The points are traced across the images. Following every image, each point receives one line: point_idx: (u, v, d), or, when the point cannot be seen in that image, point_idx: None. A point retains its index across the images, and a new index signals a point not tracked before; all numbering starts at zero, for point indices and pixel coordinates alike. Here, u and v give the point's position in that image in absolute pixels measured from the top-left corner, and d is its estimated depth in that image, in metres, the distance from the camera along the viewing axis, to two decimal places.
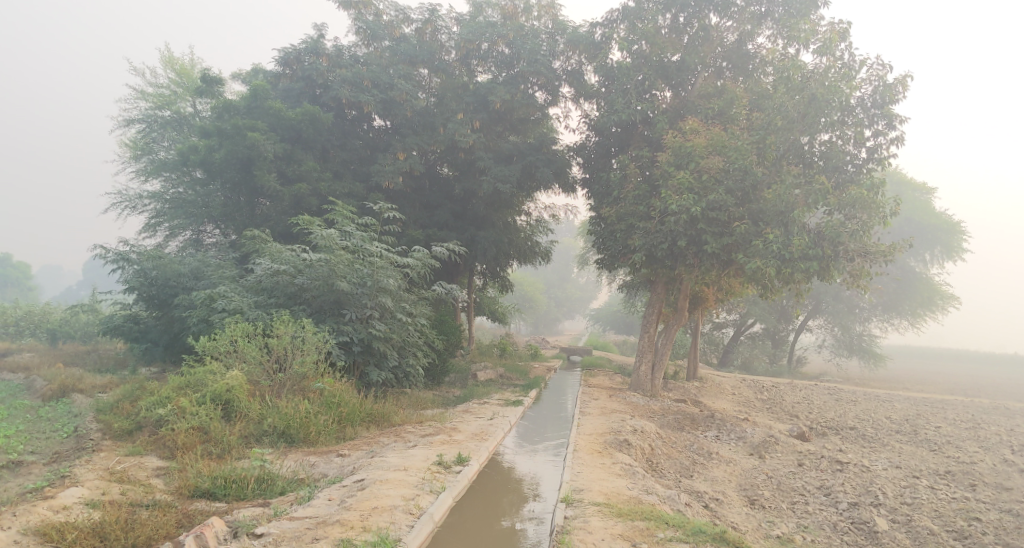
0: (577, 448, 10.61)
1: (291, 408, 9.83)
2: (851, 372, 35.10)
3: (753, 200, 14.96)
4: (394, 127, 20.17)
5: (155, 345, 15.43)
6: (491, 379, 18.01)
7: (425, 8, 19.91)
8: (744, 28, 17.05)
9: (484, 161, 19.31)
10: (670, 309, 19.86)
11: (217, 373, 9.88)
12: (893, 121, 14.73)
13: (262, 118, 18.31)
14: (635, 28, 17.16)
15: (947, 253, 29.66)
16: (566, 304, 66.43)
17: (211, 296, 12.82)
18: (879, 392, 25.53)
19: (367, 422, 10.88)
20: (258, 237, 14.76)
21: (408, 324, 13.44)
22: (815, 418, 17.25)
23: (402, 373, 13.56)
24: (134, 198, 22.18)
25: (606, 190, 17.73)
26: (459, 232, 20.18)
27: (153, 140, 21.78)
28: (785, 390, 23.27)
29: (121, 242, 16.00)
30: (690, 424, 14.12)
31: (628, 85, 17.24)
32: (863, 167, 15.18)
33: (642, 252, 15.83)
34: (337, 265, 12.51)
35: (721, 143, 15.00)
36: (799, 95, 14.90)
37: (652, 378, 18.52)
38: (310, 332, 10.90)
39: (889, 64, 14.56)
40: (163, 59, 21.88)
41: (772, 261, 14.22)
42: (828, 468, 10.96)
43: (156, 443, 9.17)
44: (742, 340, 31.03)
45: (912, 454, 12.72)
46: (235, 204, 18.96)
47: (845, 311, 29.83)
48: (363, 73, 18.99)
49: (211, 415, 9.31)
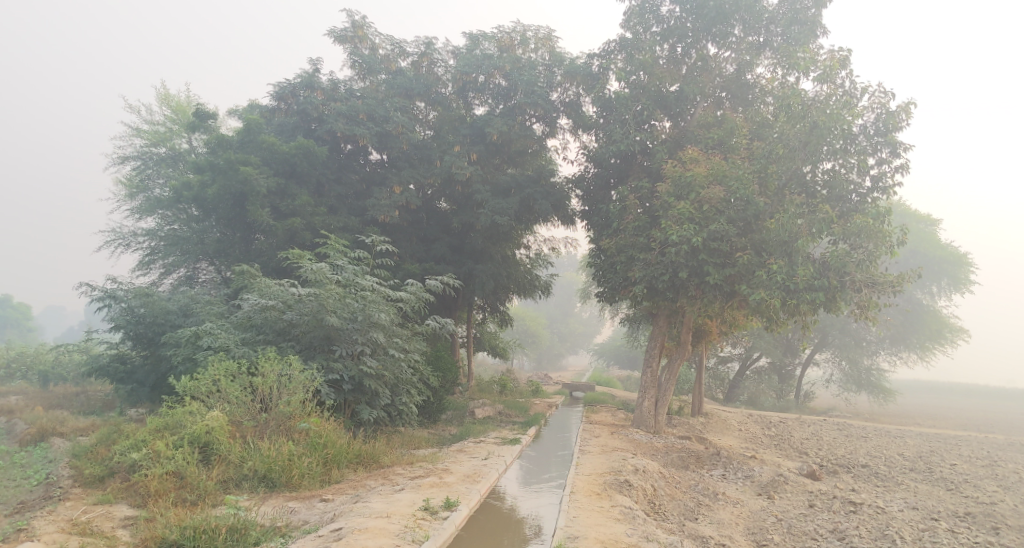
0: (575, 490, 10.05)
1: (273, 450, 9.34)
2: (861, 407, 34.30)
3: (756, 230, 14.63)
4: (390, 161, 19.97)
5: (141, 386, 14.97)
6: (489, 417, 17.44)
7: (421, 41, 19.99)
8: (743, 58, 16.90)
9: (481, 195, 19.01)
10: (673, 342, 19.32)
11: (196, 414, 9.42)
12: (897, 148, 14.42)
13: (256, 152, 18.11)
14: (633, 59, 17.01)
15: (954, 285, 29.17)
16: (571, 339, 65.99)
17: (197, 333, 12.40)
18: (890, 428, 24.80)
19: (355, 464, 10.34)
20: (248, 272, 14.37)
21: (401, 360, 12.93)
22: (825, 455, 16.57)
23: (395, 411, 13.04)
24: (128, 236, 21.91)
25: (605, 221, 17.42)
26: (456, 266, 19.81)
27: (148, 178, 21.56)
28: (793, 425, 22.60)
29: (108, 279, 15.63)
30: (695, 463, 13.51)
31: (626, 116, 17.03)
32: (868, 196, 14.81)
33: (643, 284, 15.37)
34: (327, 300, 12.11)
35: (721, 172, 14.68)
36: (800, 123, 14.62)
37: (655, 415, 17.92)
38: (297, 369, 10.45)
39: (892, 91, 14.31)
40: (158, 96, 21.87)
41: (777, 292, 13.79)
42: (841, 509, 10.36)
43: (128, 490, 8.66)
44: (748, 374, 30.41)
45: (929, 494, 12.12)
46: (230, 240, 18.67)
47: (853, 344, 29.21)
48: (359, 106, 18.86)
49: (188, 459, 8.83)
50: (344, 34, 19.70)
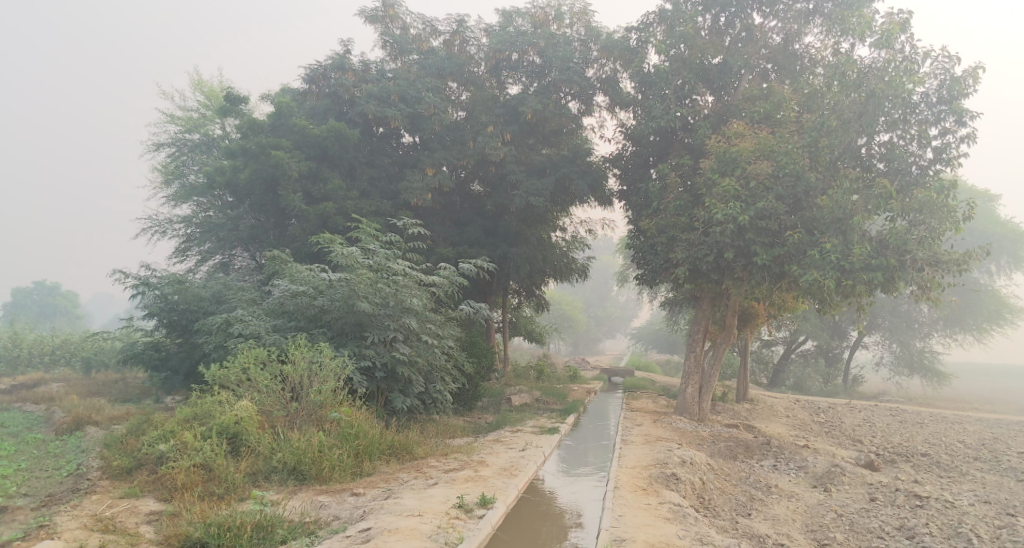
0: (619, 484, 9.50)
1: (303, 442, 9.01)
2: (912, 391, 32.98)
3: (806, 208, 13.83)
4: (422, 143, 19.54)
5: (176, 374, 15.05)
6: (525, 404, 16.94)
7: (453, 19, 19.43)
8: (790, 27, 15.91)
9: (515, 175, 18.42)
10: (717, 326, 18.54)
11: (226, 403, 9.15)
12: (964, 117, 13.33)
13: (288, 136, 17.87)
14: (673, 32, 16.20)
15: (1014, 263, 27.75)
16: (607, 323, 65.29)
17: (228, 320, 12.14)
18: (947, 413, 23.66)
19: (387, 456, 9.97)
20: (279, 258, 14.08)
21: (435, 347, 12.53)
22: (881, 443, 15.72)
23: (430, 399, 12.66)
24: (165, 222, 21.91)
25: (645, 201, 16.69)
26: (491, 249, 19.25)
27: (184, 164, 21.49)
28: (843, 411, 21.65)
29: (142, 266, 15.52)
30: (743, 453, 12.86)
31: (666, 91, 16.21)
32: (930, 169, 13.74)
33: (686, 266, 14.61)
34: (358, 285, 11.75)
35: (768, 146, 13.91)
36: (855, 93, 13.70)
37: (699, 401, 17.21)
38: (328, 357, 10.11)
39: (957, 55, 13.24)
40: (191, 82, 21.80)
41: (831, 272, 12.92)
42: (905, 504, 9.62)
43: (156, 482, 8.41)
44: (793, 358, 29.47)
45: (1000, 486, 11.25)
46: (263, 225, 18.46)
47: (904, 326, 27.99)
48: (390, 87, 18.43)
49: (216, 451, 8.54)
50: (375, 13, 19.22)
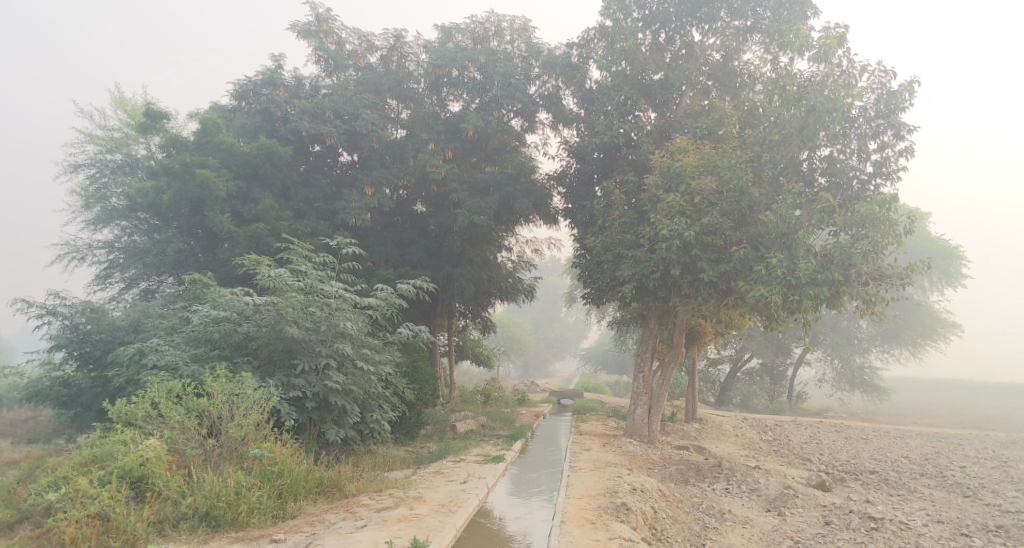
0: (566, 518, 8.89)
1: (217, 484, 8.12)
2: (854, 406, 33.41)
3: (750, 223, 13.61)
4: (361, 161, 18.80)
5: (87, 411, 13.70)
6: (471, 430, 16.21)
7: (390, 34, 18.84)
8: (730, 45, 15.85)
9: (458, 194, 17.90)
10: (664, 344, 18.18)
11: (131, 442, 8.20)
12: (901, 130, 13.45)
13: (214, 154, 16.87)
14: (614, 48, 15.99)
15: (946, 279, 28.55)
16: (556, 344, 64.92)
17: (142, 350, 11.08)
18: (889, 428, 23.84)
19: (315, 495, 9.14)
20: (202, 282, 13.06)
21: (372, 373, 11.70)
22: (830, 461, 15.53)
23: (366, 430, 11.82)
24: (84, 248, 20.50)
25: (590, 218, 16.32)
26: (434, 270, 18.61)
27: (105, 187, 20.20)
28: (790, 429, 21.55)
29: (52, 294, 14.29)
30: (695, 476, 12.41)
31: (609, 107, 15.98)
32: (869, 183, 13.79)
33: (632, 283, 14.21)
34: (287, 309, 10.87)
35: (711, 160, 13.67)
36: (796, 108, 13.64)
37: (649, 422, 16.73)
38: (251, 387, 9.21)
39: (892, 70, 13.39)
40: (113, 99, 20.67)
41: (778, 288, 12.69)
42: (862, 527, 9.28)
43: (43, 537, 7.45)
44: (739, 376, 29.48)
45: (949, 504, 11.10)
46: (189, 249, 17.34)
47: (845, 342, 28.33)
48: (324, 103, 17.69)
49: (116, 498, 7.62)
50: (308, 28, 18.51)
